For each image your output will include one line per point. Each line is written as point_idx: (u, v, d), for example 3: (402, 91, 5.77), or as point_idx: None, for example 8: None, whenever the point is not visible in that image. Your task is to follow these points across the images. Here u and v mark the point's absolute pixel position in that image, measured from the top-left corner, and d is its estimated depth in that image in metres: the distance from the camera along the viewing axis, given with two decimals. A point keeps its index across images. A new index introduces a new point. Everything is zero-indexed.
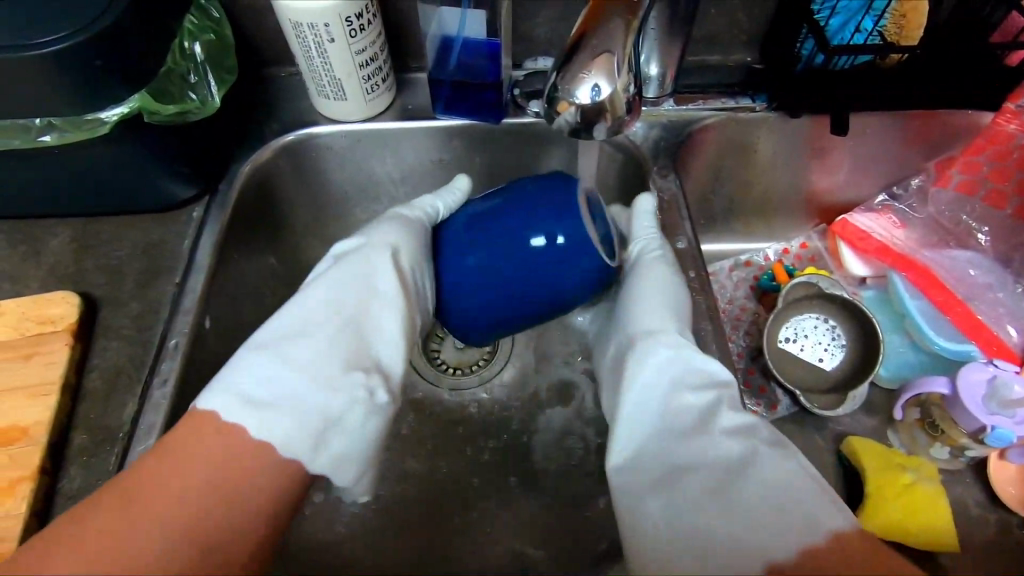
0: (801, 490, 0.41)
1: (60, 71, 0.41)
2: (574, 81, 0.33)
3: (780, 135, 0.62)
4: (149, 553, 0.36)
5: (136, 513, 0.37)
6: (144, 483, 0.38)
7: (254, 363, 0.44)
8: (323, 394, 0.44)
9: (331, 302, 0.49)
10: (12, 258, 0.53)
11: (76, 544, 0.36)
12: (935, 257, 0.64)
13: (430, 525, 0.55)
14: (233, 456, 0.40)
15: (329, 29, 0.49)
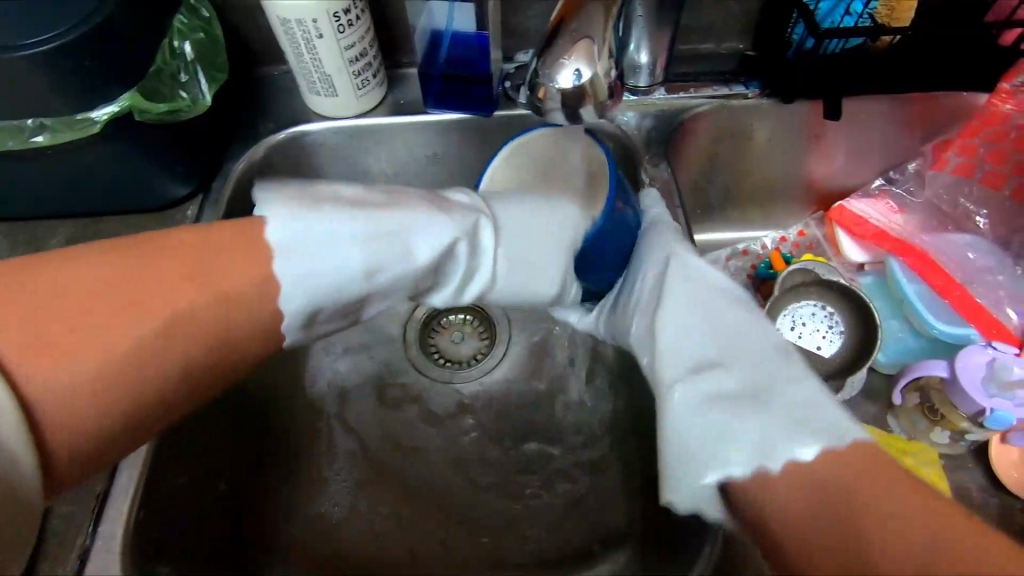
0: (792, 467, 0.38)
1: (49, 72, 0.41)
2: (554, 67, 0.33)
3: (774, 120, 0.62)
4: (136, 314, 0.36)
5: (132, 309, 0.36)
6: (161, 278, 0.37)
7: (332, 230, 0.43)
8: (347, 279, 0.42)
9: (430, 222, 0.46)
10: (12, 259, 0.54)
11: (106, 274, 0.37)
12: (933, 240, 0.64)
13: (430, 517, 0.55)
14: (249, 263, 0.40)
15: (318, 25, 0.49)
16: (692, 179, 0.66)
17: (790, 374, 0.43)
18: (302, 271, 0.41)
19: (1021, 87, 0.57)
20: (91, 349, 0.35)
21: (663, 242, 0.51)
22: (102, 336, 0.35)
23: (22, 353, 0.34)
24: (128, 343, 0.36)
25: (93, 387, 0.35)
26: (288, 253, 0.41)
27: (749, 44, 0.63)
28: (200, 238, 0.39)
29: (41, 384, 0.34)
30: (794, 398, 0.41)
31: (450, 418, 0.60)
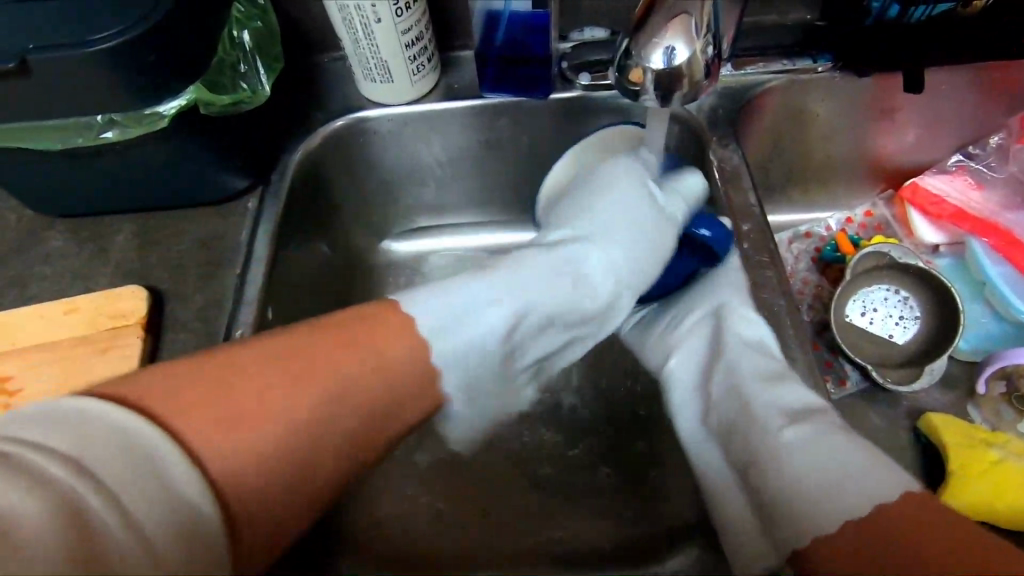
0: (859, 488, 0.37)
1: (116, 68, 0.41)
2: (647, 46, 0.32)
3: (847, 94, 0.58)
4: (286, 406, 0.35)
5: (259, 400, 0.35)
6: (295, 374, 0.36)
7: (462, 289, 0.46)
8: (491, 327, 0.46)
9: (545, 278, 0.48)
10: (80, 256, 0.54)
11: (223, 391, 0.34)
12: (1017, 218, 0.60)
13: (497, 509, 0.55)
14: (347, 344, 0.39)
15: (376, 9, 0.48)
16: (756, 160, 0.63)
17: (835, 428, 0.41)
18: (448, 333, 0.44)
19: None
20: (225, 408, 0.33)
21: (715, 290, 0.51)
22: (257, 416, 0.34)
23: (178, 410, 0.33)
24: (271, 428, 0.34)
25: (275, 463, 0.34)
26: (437, 322, 0.44)
27: (817, 13, 0.59)
28: (303, 344, 0.38)
29: (214, 464, 0.32)
30: (844, 463, 0.38)
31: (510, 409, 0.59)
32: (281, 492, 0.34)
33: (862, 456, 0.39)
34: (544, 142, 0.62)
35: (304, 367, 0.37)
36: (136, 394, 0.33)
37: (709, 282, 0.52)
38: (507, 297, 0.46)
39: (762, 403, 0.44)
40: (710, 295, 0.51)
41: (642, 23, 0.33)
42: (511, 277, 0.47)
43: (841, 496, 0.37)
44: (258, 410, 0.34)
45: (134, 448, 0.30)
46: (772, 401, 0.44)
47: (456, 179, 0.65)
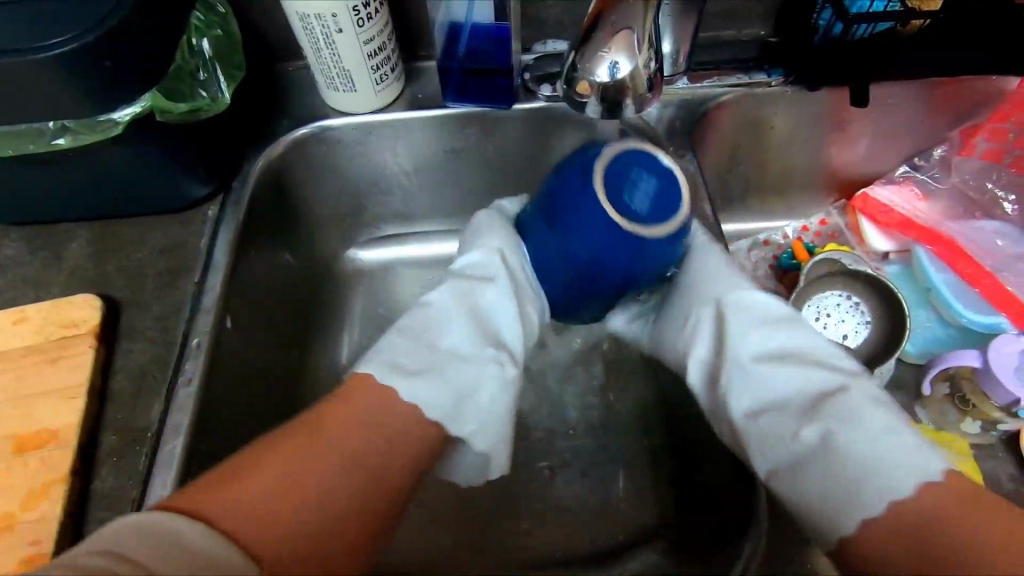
0: (891, 468, 0.40)
1: (68, 73, 0.40)
2: (593, 59, 0.34)
3: (799, 108, 0.61)
4: (285, 472, 0.38)
5: (291, 501, 0.38)
6: (316, 465, 0.39)
7: (397, 343, 0.48)
8: (451, 364, 0.48)
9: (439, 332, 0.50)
10: (33, 264, 0.52)
11: (253, 488, 0.37)
12: (960, 227, 0.63)
13: (463, 518, 0.55)
14: (379, 419, 0.43)
15: (337, 19, 0.48)
16: (715, 170, 0.66)
17: (859, 407, 0.43)
18: (417, 386, 0.45)
19: None
20: (274, 480, 0.38)
21: (707, 285, 0.50)
22: (306, 508, 0.38)
23: (227, 512, 0.36)
24: (305, 522, 0.38)
25: (294, 514, 0.38)
26: (393, 372, 0.45)
27: (770, 30, 0.62)
28: (343, 411, 0.43)
29: (228, 519, 0.35)
30: (869, 451, 0.41)
31: None
32: (352, 532, 0.40)
33: (891, 428, 0.42)
34: (509, 151, 0.63)
35: (341, 464, 0.40)
36: (197, 491, 0.36)
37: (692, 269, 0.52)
38: (431, 343, 0.49)
39: (772, 400, 0.46)
40: (700, 294, 0.50)
41: (587, 36, 0.34)
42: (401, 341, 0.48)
43: (892, 483, 0.39)
44: (279, 478, 0.38)
45: (163, 540, 0.33)
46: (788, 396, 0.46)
47: (422, 187, 0.66)
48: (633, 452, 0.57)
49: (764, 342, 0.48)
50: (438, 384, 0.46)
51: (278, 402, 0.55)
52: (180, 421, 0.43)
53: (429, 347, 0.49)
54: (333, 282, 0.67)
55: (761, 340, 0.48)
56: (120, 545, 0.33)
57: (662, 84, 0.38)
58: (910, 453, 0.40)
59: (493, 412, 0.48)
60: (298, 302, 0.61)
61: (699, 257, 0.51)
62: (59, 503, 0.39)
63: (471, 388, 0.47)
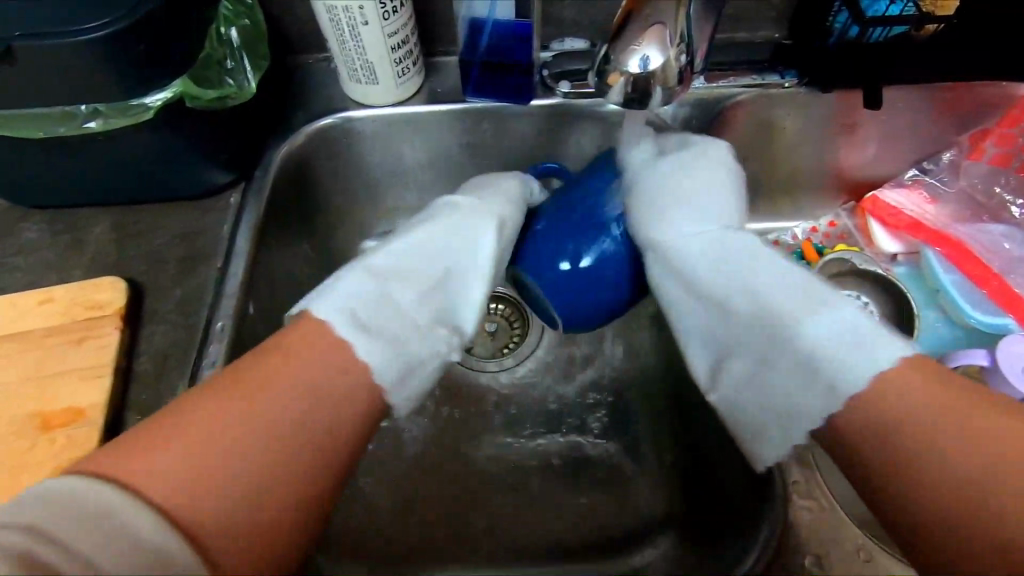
0: (854, 364, 0.39)
1: (103, 57, 0.41)
2: (625, 52, 0.34)
3: (811, 111, 0.62)
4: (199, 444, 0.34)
5: (206, 471, 0.33)
6: (241, 410, 0.35)
7: (358, 287, 0.45)
8: (412, 332, 0.45)
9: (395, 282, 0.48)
10: (55, 247, 0.53)
11: (172, 453, 0.33)
12: (968, 230, 0.63)
13: (475, 505, 0.56)
14: (326, 376, 0.39)
15: (363, 12, 0.49)
16: None
17: (816, 306, 0.42)
18: (370, 343, 0.42)
19: None
20: (215, 429, 0.35)
21: (654, 206, 0.50)
22: (230, 471, 0.34)
23: (160, 488, 0.32)
24: (232, 493, 0.33)
25: (216, 480, 0.33)
26: (343, 313, 0.43)
27: (783, 33, 0.63)
28: (278, 357, 0.38)
29: (154, 492, 0.31)
30: (830, 339, 0.40)
31: (489, 407, 0.61)
32: (304, 472, 0.36)
33: (850, 320, 0.40)
34: (524, 148, 0.64)
35: (271, 421, 0.36)
36: (130, 443, 0.33)
37: (636, 193, 0.51)
38: (394, 293, 0.47)
39: (743, 318, 0.46)
40: (645, 218, 0.50)
41: (619, 30, 0.35)
42: (365, 289, 0.46)
43: (849, 367, 0.39)
44: (223, 431, 0.35)
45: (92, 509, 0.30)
46: (748, 308, 0.45)
47: (438, 180, 0.66)
48: (643, 445, 0.58)
49: (712, 260, 0.48)
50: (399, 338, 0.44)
51: None
52: None
53: (383, 298, 0.46)
54: None
55: (704, 262, 0.48)
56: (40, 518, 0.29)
57: (689, 77, 0.39)
58: (884, 354, 0.38)
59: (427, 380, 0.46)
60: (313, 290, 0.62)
61: (642, 187, 0.52)
62: None
63: (413, 351, 0.45)
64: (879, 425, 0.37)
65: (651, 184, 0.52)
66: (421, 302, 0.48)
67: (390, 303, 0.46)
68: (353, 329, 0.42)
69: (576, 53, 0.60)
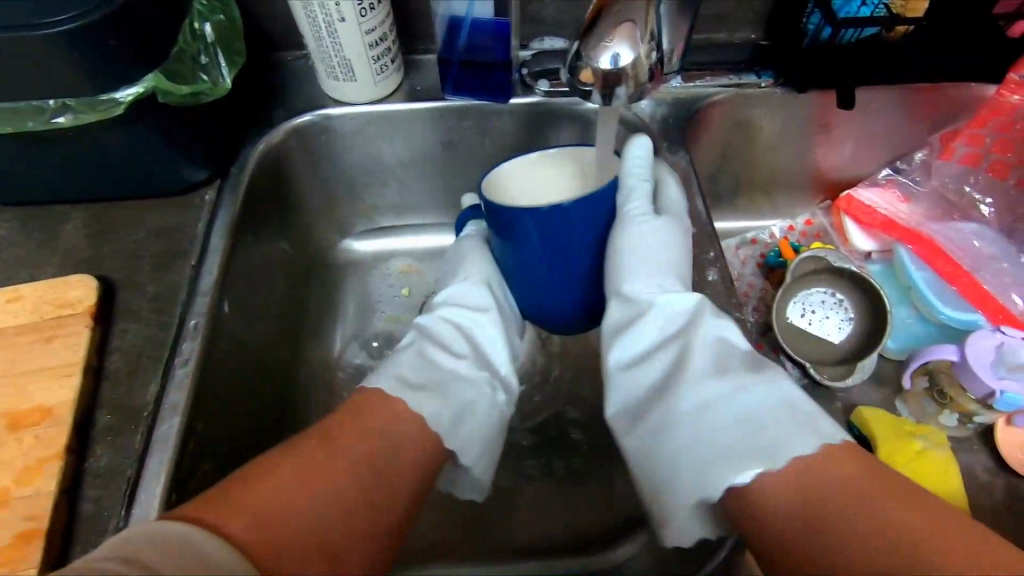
0: (794, 441, 0.42)
1: (71, 50, 0.40)
2: (596, 49, 0.35)
3: (787, 111, 0.63)
4: (283, 489, 0.37)
5: (291, 513, 0.37)
6: (318, 463, 0.40)
7: (400, 361, 0.52)
8: (460, 387, 0.51)
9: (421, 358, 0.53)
10: (26, 245, 0.52)
11: (259, 499, 0.36)
12: (940, 229, 0.64)
13: (453, 504, 0.56)
14: (391, 434, 0.44)
15: (340, 8, 0.49)
16: (705, 169, 0.67)
17: (767, 396, 0.45)
18: (421, 398, 0.48)
19: None
20: (297, 476, 0.39)
21: (629, 277, 0.52)
22: (306, 515, 0.37)
23: (245, 525, 0.35)
24: (307, 536, 0.37)
25: (296, 524, 0.36)
26: (390, 379, 0.49)
27: (760, 34, 0.64)
28: (349, 422, 0.44)
29: (241, 529, 0.34)
30: (778, 420, 0.43)
31: None
32: (364, 522, 0.40)
33: (802, 409, 0.43)
34: (503, 147, 0.64)
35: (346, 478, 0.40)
36: (207, 501, 0.36)
37: (621, 253, 0.53)
38: (429, 362, 0.52)
39: (693, 397, 0.46)
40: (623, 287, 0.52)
41: (590, 27, 0.35)
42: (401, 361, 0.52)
43: (789, 442, 0.41)
44: (304, 479, 0.39)
45: (179, 545, 0.32)
46: (698, 386, 0.47)
47: (418, 179, 0.66)
48: None
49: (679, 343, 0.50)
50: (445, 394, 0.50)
51: (271, 388, 0.55)
52: (175, 401, 0.43)
53: (427, 364, 0.52)
54: (327, 272, 0.67)
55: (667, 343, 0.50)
56: (133, 548, 0.31)
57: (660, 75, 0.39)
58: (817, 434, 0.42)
59: (487, 432, 0.51)
60: (291, 289, 0.61)
61: (629, 237, 0.53)
62: (54, 479, 0.39)
63: (467, 403, 0.50)
64: (807, 496, 0.39)
65: (635, 241, 0.52)
66: (456, 364, 0.53)
67: (429, 373, 0.51)
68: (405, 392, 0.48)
69: (554, 52, 0.60)
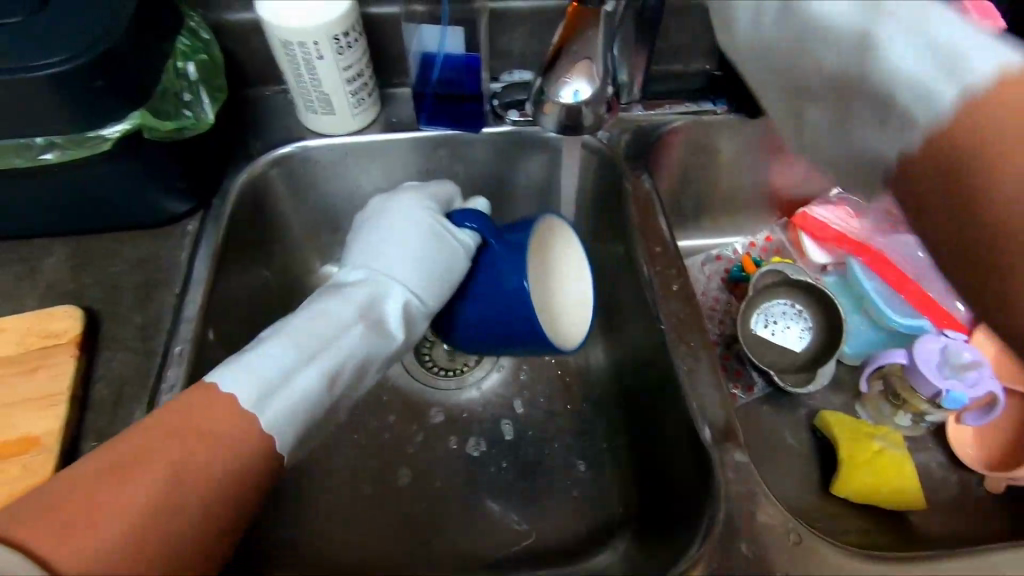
0: (919, 68, 0.31)
1: (59, 91, 0.42)
2: (558, 84, 0.39)
3: (743, 136, 0.67)
4: (108, 506, 0.35)
5: (104, 526, 0.34)
6: (157, 465, 0.37)
7: (281, 344, 0.45)
8: (311, 385, 0.45)
9: (299, 343, 0.46)
10: (8, 278, 0.53)
11: (75, 513, 0.35)
12: (888, 242, 0.69)
13: (436, 520, 0.57)
14: (236, 441, 0.40)
15: (318, 47, 0.52)
16: (668, 190, 0.71)
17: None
18: (267, 404, 0.42)
19: None
20: (133, 487, 0.36)
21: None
22: (123, 526, 0.35)
23: (54, 548, 0.33)
24: (128, 554, 0.34)
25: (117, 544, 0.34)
26: (251, 377, 0.42)
27: (714, 64, 0.69)
28: (202, 419, 0.40)
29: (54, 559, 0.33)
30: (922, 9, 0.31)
31: (450, 423, 0.62)
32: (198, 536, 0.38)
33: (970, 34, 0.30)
34: (476, 175, 0.67)
35: (182, 482, 0.37)
36: (25, 522, 0.34)
37: None
38: (310, 351, 0.46)
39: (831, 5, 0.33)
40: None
41: (552, 62, 0.39)
42: (276, 342, 0.45)
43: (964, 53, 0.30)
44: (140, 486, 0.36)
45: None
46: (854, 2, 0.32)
47: None
48: (598, 452, 0.61)
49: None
50: (291, 395, 0.44)
51: None
52: None
53: (297, 355, 0.45)
54: (307, 298, 0.68)
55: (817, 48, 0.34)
56: None
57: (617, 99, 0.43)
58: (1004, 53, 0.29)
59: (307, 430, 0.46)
60: (274, 315, 0.63)
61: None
62: None
63: (304, 413, 0.44)
64: (950, 156, 0.31)
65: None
66: (328, 352, 0.47)
67: (304, 359, 0.45)
68: (261, 403, 0.42)
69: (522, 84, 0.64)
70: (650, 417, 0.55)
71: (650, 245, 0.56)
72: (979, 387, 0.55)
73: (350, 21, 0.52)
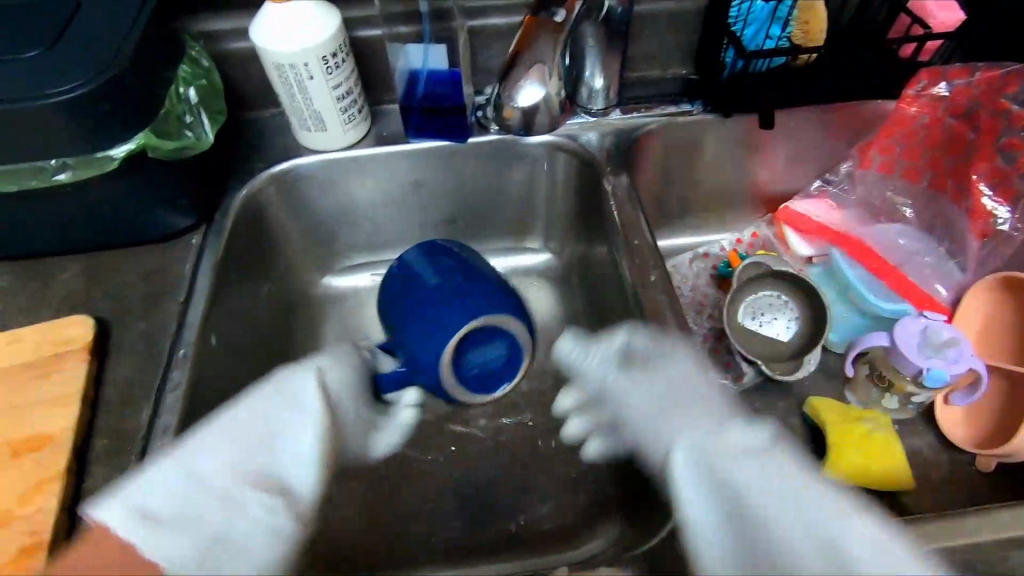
0: None
1: (71, 115, 0.46)
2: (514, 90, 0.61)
3: (720, 135, 0.70)
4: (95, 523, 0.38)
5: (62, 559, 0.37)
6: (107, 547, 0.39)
7: (173, 490, 0.43)
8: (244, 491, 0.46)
9: (218, 495, 0.45)
10: (25, 294, 0.56)
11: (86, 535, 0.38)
12: (869, 231, 0.70)
13: (433, 514, 0.58)
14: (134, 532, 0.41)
15: (309, 68, 0.56)
16: (651, 190, 0.74)
17: None
18: (165, 539, 0.40)
19: (922, 91, 0.65)
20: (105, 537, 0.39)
21: None
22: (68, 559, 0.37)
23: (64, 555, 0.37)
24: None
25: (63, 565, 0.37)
26: (167, 543, 0.40)
27: (689, 69, 0.72)
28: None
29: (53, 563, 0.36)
30: None
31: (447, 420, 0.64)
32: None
33: None
34: (463, 184, 0.70)
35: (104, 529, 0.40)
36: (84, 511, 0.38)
37: None
38: (237, 481, 0.46)
39: None
40: None
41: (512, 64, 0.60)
42: (203, 478, 0.45)
43: None
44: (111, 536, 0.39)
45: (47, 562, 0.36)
46: None
47: (389, 218, 0.72)
48: None
49: None
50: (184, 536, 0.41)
51: None
52: (167, 423, 0.47)
53: (225, 519, 0.44)
54: (309, 307, 0.72)
55: None
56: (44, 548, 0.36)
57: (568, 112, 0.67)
58: None
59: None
60: (276, 323, 0.66)
61: None
62: (56, 497, 0.42)
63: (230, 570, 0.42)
64: None
65: None
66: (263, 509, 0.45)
67: (227, 495, 0.45)
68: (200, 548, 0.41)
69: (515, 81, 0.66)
70: (636, 405, 0.56)
71: (627, 238, 0.59)
72: (959, 364, 0.56)
73: (337, 43, 0.56)
